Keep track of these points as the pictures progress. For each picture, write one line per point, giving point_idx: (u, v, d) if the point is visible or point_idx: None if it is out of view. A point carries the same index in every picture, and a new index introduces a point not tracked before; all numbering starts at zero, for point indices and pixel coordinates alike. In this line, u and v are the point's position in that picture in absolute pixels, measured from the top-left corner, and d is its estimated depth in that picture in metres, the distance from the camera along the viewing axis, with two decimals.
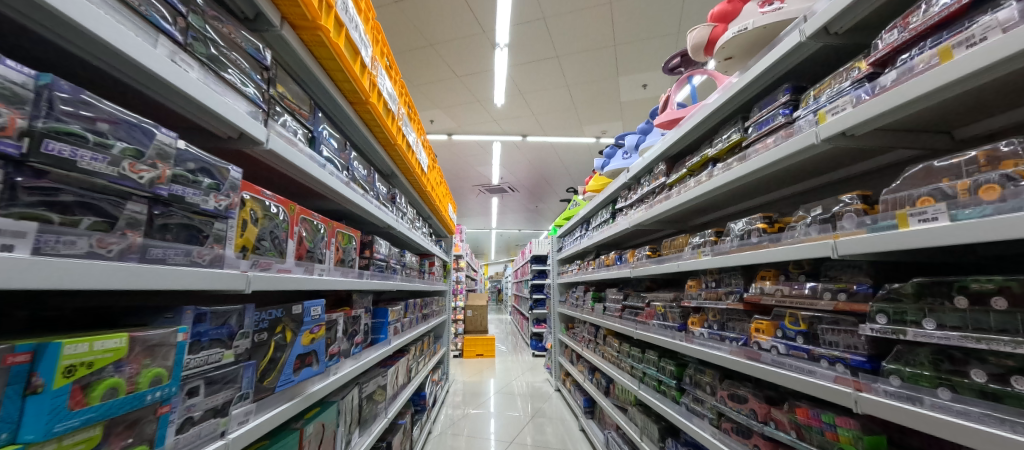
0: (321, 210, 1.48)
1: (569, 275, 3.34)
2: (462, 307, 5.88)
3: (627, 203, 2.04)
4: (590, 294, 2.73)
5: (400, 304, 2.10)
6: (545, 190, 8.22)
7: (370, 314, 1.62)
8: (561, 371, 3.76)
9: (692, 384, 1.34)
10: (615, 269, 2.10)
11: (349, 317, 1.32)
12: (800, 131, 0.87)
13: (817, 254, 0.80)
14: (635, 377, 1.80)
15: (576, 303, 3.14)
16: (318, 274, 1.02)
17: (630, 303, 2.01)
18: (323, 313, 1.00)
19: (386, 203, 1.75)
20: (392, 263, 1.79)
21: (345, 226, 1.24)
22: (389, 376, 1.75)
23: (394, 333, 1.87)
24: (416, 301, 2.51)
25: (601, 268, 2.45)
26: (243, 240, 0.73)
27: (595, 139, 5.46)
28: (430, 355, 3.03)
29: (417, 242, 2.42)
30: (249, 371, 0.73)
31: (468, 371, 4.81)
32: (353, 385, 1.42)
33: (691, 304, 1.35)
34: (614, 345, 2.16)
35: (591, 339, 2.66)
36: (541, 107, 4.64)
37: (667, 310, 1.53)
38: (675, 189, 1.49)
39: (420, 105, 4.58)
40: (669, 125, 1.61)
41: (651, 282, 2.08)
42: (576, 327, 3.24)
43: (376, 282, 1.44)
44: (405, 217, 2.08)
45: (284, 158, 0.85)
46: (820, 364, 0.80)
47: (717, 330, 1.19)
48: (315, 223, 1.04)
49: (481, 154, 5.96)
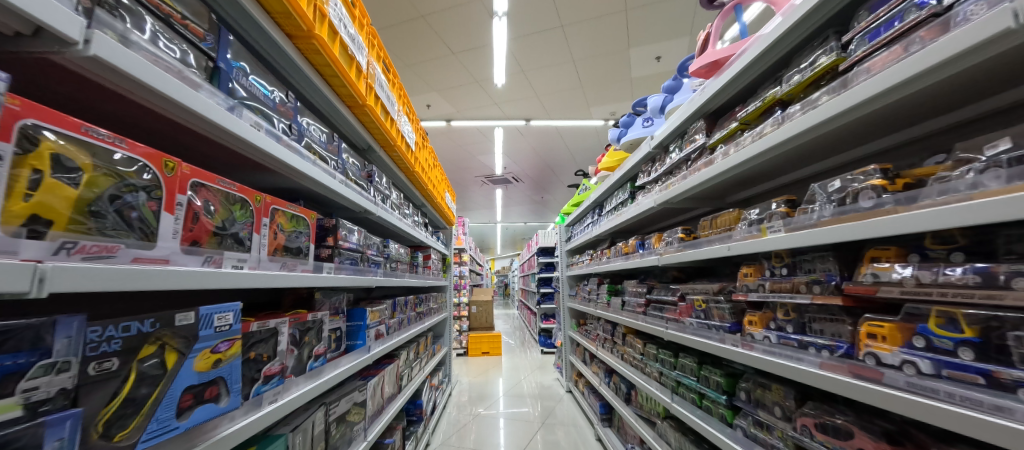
0: (272, 188, 1.18)
1: (580, 268, 3.01)
2: (466, 303, 5.60)
3: (651, 179, 1.70)
4: (605, 287, 2.42)
5: (386, 303, 1.81)
6: (551, 180, 7.87)
7: (341, 317, 1.33)
8: (573, 371, 3.46)
9: (753, 403, 1.02)
10: (636, 257, 1.77)
11: (302, 323, 1.02)
12: (972, 19, 0.54)
13: (1005, 214, 0.47)
14: (665, 386, 1.49)
15: (589, 298, 2.83)
16: (232, 267, 0.71)
17: (656, 297, 1.68)
18: (240, 323, 0.70)
19: (360, 182, 1.44)
20: (370, 254, 1.49)
21: (291, 204, 0.94)
22: (369, 390, 1.46)
23: (377, 338, 1.59)
24: (407, 299, 2.22)
25: (618, 257, 2.12)
26: (32, 206, 0.41)
27: (604, 122, 5.10)
28: (428, 357, 2.74)
29: (406, 231, 2.11)
30: (65, 428, 0.43)
31: (473, 370, 4.54)
32: (316, 407, 1.13)
33: (748, 298, 1.02)
34: (637, 347, 1.84)
35: (608, 338, 2.35)
36: (545, 86, 4.30)
37: (710, 306, 1.20)
38: (722, 150, 1.15)
39: (415, 88, 4.26)
40: (709, 73, 1.27)
41: (680, 272, 1.75)
42: (589, 324, 2.94)
43: (341, 277, 1.14)
44: (389, 202, 1.77)
45: (145, 83, 0.53)
46: (1017, 398, 0.48)
47: (795, 334, 0.87)
48: (227, 195, 0.73)
49: (482, 141, 5.63)
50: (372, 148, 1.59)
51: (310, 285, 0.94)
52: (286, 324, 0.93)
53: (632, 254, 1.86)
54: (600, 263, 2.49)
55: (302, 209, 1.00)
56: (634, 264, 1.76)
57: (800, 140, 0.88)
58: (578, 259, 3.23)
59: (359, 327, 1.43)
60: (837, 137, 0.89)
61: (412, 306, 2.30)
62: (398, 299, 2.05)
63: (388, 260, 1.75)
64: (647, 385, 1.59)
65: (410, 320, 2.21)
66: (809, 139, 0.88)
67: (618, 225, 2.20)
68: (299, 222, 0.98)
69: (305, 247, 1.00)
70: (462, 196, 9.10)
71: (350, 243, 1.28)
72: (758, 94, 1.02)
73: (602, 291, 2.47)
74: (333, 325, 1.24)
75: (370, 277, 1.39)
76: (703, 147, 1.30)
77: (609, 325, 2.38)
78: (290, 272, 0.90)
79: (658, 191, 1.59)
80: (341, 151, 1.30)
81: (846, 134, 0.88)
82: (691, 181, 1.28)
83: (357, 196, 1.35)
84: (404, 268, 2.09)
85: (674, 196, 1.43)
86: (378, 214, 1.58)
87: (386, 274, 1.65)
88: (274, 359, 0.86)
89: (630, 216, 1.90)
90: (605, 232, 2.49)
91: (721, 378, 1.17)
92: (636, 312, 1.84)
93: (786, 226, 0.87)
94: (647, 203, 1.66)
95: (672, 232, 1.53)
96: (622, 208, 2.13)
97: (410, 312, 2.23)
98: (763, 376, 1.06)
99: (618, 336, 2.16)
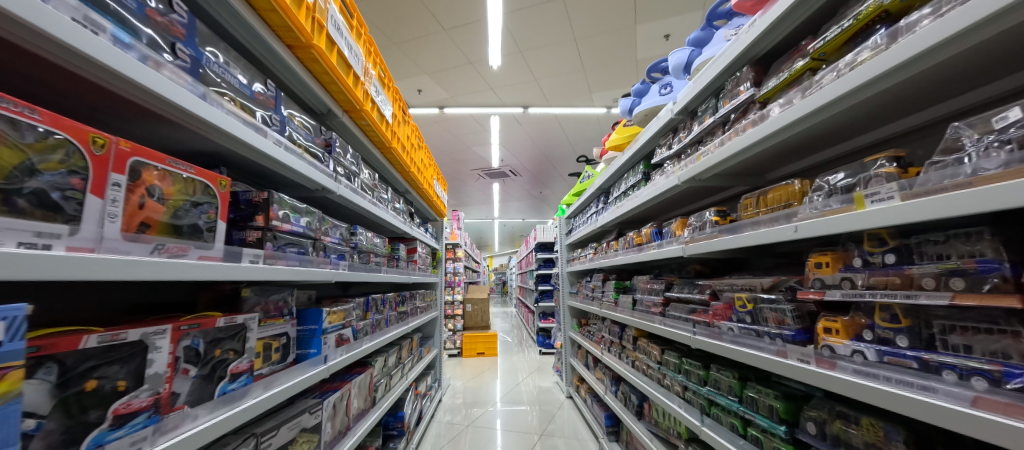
0: (185, 152, 0.89)
1: (582, 263, 2.73)
2: (461, 301, 5.32)
3: (671, 152, 1.41)
4: (612, 284, 2.14)
5: (355, 302, 1.52)
6: (550, 173, 7.58)
7: (286, 320, 1.04)
8: (574, 375, 3.19)
9: (832, 441, 0.74)
10: (653, 248, 1.48)
11: (207, 331, 0.73)
12: None
13: None
14: (690, 404, 1.21)
15: (593, 296, 2.54)
16: (20, 246, 0.42)
17: (676, 295, 1.40)
18: (21, 341, 0.41)
19: (310, 150, 1.13)
20: (329, 242, 1.21)
21: (174, 160, 0.64)
22: (328, 409, 1.17)
23: (342, 344, 1.30)
24: (386, 296, 1.93)
25: (628, 249, 1.84)
26: None
27: (606, 109, 4.82)
28: (414, 362, 2.46)
29: (383, 219, 1.81)
30: None
31: (467, 373, 4.26)
32: (242, 441, 0.85)
33: (826, 298, 0.74)
34: (653, 354, 1.56)
35: (615, 342, 2.07)
36: (544, 69, 4.01)
37: (761, 308, 0.92)
38: (782, 100, 0.86)
39: (404, 71, 3.95)
40: (755, 7, 0.99)
41: (702, 266, 1.48)
42: (592, 324, 2.66)
43: (274, 269, 0.86)
44: (358, 182, 1.47)
45: None
46: None
47: (920, 351, 0.59)
48: (19, 125, 0.43)
49: (478, 131, 5.34)
50: (332, 113, 1.29)
51: (209, 279, 0.66)
52: (168, 336, 0.64)
53: (647, 245, 1.57)
54: (605, 257, 2.20)
55: (198, 170, 0.69)
56: (649, 258, 1.48)
57: (934, 57, 0.58)
58: (580, 254, 2.95)
59: (312, 332, 1.14)
60: (987, 48, 0.60)
61: (392, 304, 2.01)
62: (373, 297, 1.76)
63: (356, 251, 1.46)
64: (667, 402, 1.31)
65: (390, 321, 1.93)
66: (949, 55, 0.58)
67: (629, 213, 1.91)
68: (196, 190, 0.69)
69: (208, 225, 0.70)
70: (459, 191, 8.79)
71: (294, 225, 0.99)
72: (844, 13, 0.73)
73: (609, 288, 2.19)
74: (269, 330, 0.96)
75: (325, 270, 1.10)
76: (750, 102, 1.00)
77: (616, 326, 2.10)
78: (172, 259, 0.61)
79: (683, 165, 1.29)
80: (277, 105, 1.00)
81: (1003, 42, 0.59)
82: (736, 144, 0.98)
83: (303, 165, 1.05)
84: (381, 261, 1.80)
85: (709, 167, 1.13)
86: (339, 193, 1.28)
87: (353, 267, 1.36)
88: (135, 391, 0.58)
89: (645, 200, 1.60)
90: (613, 221, 2.19)
91: (776, 402, 0.89)
92: (651, 313, 1.56)
93: (904, 191, 0.58)
94: (670, 180, 1.35)
95: (700, 216, 1.25)
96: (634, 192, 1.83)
97: (390, 311, 1.95)
98: (842, 403, 0.78)
99: (628, 339, 1.88)
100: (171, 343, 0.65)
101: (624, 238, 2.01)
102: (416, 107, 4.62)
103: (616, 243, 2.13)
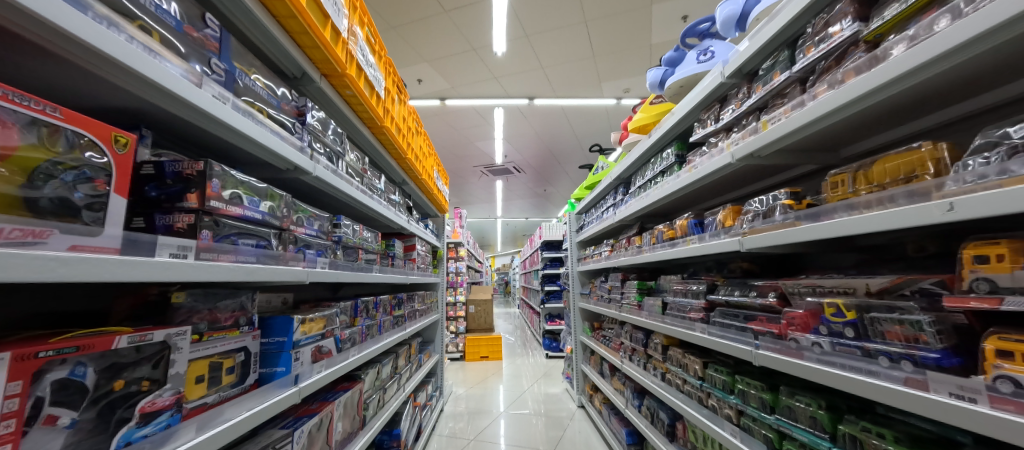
0: (99, 109, 0.66)
1: (596, 261, 2.49)
2: (463, 302, 5.08)
3: (716, 127, 1.17)
4: (634, 284, 1.90)
5: (340, 306, 1.29)
6: (554, 170, 7.33)
7: (242, 332, 0.82)
8: (585, 383, 2.95)
9: None
10: (694, 242, 1.24)
11: (97, 356, 0.50)
12: None
13: None
14: (750, 435, 0.98)
15: (609, 297, 2.30)
16: None
17: (723, 298, 1.17)
18: None
19: (275, 116, 0.90)
20: (302, 234, 0.98)
21: (12, 91, 0.41)
22: (300, 442, 0.95)
23: (323, 359, 1.07)
24: (378, 297, 1.70)
25: (656, 245, 1.60)
26: None
27: (615, 101, 4.58)
28: (412, 371, 2.23)
29: (374, 211, 1.57)
30: None
31: (471, 378, 4.03)
32: None
33: (1006, 308, 0.51)
34: (690, 367, 1.32)
35: (638, 349, 1.83)
36: (552, 56, 3.77)
37: (874, 319, 0.68)
38: (920, 28, 0.61)
39: (403, 58, 3.72)
40: None
41: (751, 264, 1.26)
42: (608, 329, 2.43)
43: (216, 267, 0.64)
44: (342, 164, 1.24)
45: None
46: None
47: None
48: None
49: (481, 124, 5.10)
50: (308, 77, 1.05)
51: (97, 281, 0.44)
52: (8, 371, 0.40)
53: (683, 238, 1.33)
54: (625, 255, 1.95)
55: (67, 114, 0.46)
56: (689, 253, 1.24)
57: None
58: (593, 252, 2.70)
59: (279, 346, 0.91)
60: None
61: (385, 306, 1.78)
62: (364, 300, 1.53)
63: (339, 246, 1.22)
64: (715, 428, 1.07)
65: (383, 326, 1.69)
66: None
67: (657, 203, 1.67)
68: (65, 150, 0.45)
69: (89, 200, 0.47)
70: (461, 189, 8.56)
71: (248, 209, 0.76)
72: None
73: (629, 289, 1.94)
74: (216, 346, 0.73)
75: (295, 269, 0.88)
76: (849, 44, 0.76)
77: (638, 332, 1.86)
78: (10, 249, 0.37)
79: (738, 138, 1.05)
80: (225, 51, 0.76)
81: None
82: (833, 99, 0.74)
83: (262, 133, 0.81)
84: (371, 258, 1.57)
85: (782, 135, 0.88)
86: (315, 175, 1.04)
87: (335, 266, 1.13)
88: None
89: (681, 185, 1.35)
90: (635, 214, 1.94)
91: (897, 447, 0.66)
92: (689, 319, 1.32)
93: None
94: (720, 158, 1.11)
95: (762, 201, 1.01)
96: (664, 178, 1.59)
97: (382, 315, 1.71)
98: None
99: (655, 347, 1.64)
100: (14, 383, 0.40)
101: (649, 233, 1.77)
102: (416, 99, 4.39)
103: (640, 239, 1.89)
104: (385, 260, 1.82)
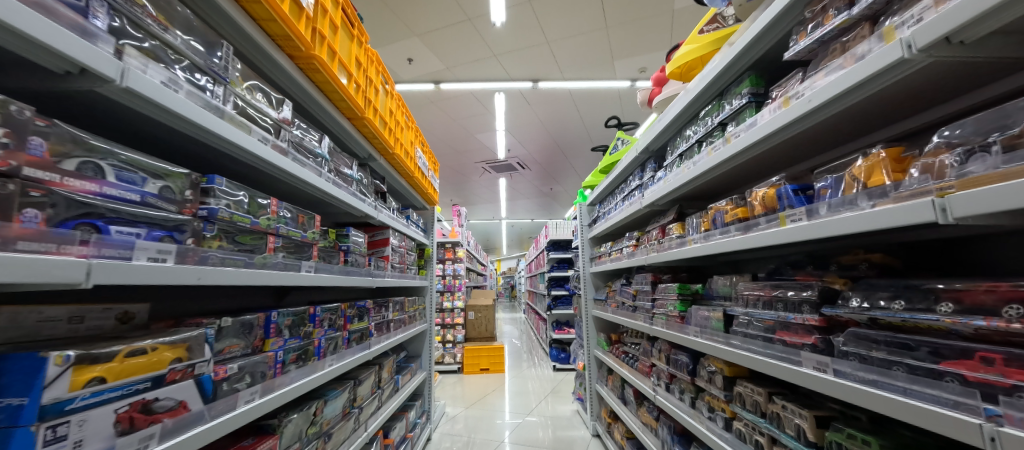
0: None
1: (615, 260, 1.99)
2: (461, 308, 4.59)
3: (851, 17, 0.68)
4: (672, 288, 1.40)
5: (220, 326, 0.83)
6: (560, 165, 6.84)
7: None
8: (601, 407, 2.43)
9: None
10: (794, 220, 0.76)
11: None
12: None
13: None
14: None
15: (634, 305, 1.80)
16: None
17: (869, 312, 0.68)
18: None
19: None
20: (92, 190, 0.53)
21: None
22: None
23: (169, 420, 0.61)
24: (318, 306, 1.23)
25: (712, 233, 1.10)
26: None
27: (629, 83, 4.12)
28: (384, 399, 1.74)
29: (309, 184, 1.10)
30: None
31: (468, 395, 3.53)
32: None
33: None
34: (784, 419, 0.83)
35: (678, 377, 1.32)
36: (558, 29, 3.31)
37: None
38: None
39: (390, 31, 3.27)
40: None
41: (885, 256, 0.78)
42: (631, 345, 1.92)
43: None
44: (223, 96, 0.78)
45: None
46: None
47: None
48: None
49: (480, 112, 4.64)
50: None
51: None
52: None
53: (771, 216, 0.85)
54: (658, 250, 1.46)
55: None
56: (791, 239, 0.76)
57: None
58: (609, 249, 2.20)
59: (8, 418, 0.44)
60: None
61: (332, 318, 1.32)
62: (283, 313, 1.07)
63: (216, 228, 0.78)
64: None
65: (325, 346, 1.22)
66: None
67: (712, 174, 1.18)
68: None
69: None
70: (462, 188, 8.13)
71: None
72: None
73: (666, 295, 1.46)
74: None
75: (34, 259, 0.42)
76: None
77: (675, 353, 1.37)
78: None
79: (912, 16, 0.56)
80: None
81: None
82: None
83: None
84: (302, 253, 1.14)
85: None
86: (137, 95, 0.58)
87: (196, 258, 0.67)
88: None
89: (766, 135, 0.86)
90: (674, 194, 1.45)
91: None
92: (784, 345, 0.83)
93: None
94: (865, 63, 0.62)
95: (977, 128, 0.53)
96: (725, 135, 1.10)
97: (324, 330, 1.24)
98: None
99: (708, 377, 1.14)
100: None
101: (694, 217, 1.29)
102: (408, 82, 3.95)
103: (681, 227, 1.40)
104: (335, 256, 1.38)
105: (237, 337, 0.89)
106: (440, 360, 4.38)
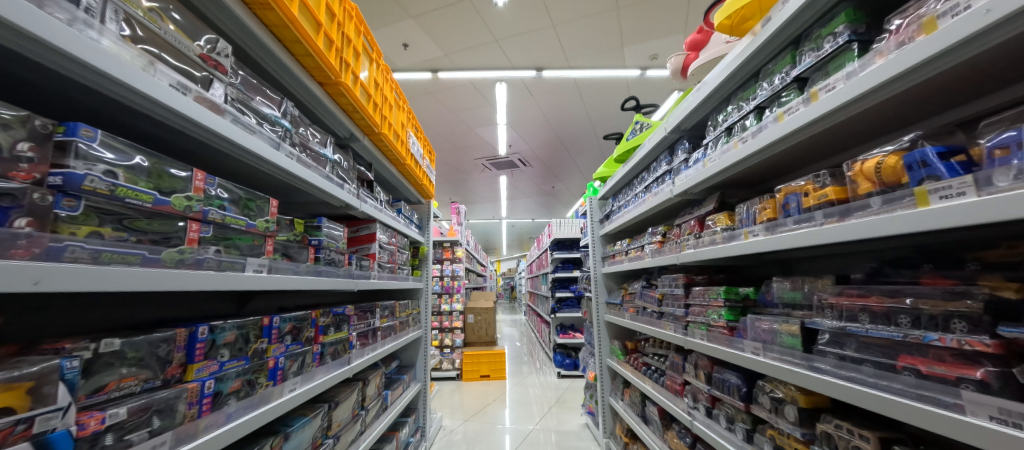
0: None
1: (635, 258, 1.75)
2: (461, 310, 4.33)
3: None
4: (714, 292, 1.17)
5: (109, 353, 0.63)
6: (564, 162, 6.59)
7: None
8: (616, 423, 2.19)
9: None
10: (945, 199, 0.55)
11: None
12: None
13: None
14: None
15: (659, 312, 1.55)
16: None
17: None
18: None
19: None
20: None
21: None
22: None
23: None
24: (276, 316, 1.04)
25: (781, 223, 0.87)
26: None
27: (639, 73, 3.89)
28: (370, 420, 1.50)
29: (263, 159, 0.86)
30: None
31: (467, 405, 3.29)
32: None
33: None
34: None
35: (723, 401, 1.08)
36: (566, 11, 3.07)
37: None
38: None
39: (384, 13, 3.02)
40: None
41: None
42: (653, 356, 1.68)
43: None
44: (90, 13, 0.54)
45: None
46: None
47: None
48: None
49: (480, 103, 4.40)
50: None
51: None
52: None
53: (906, 194, 0.62)
54: (695, 246, 1.22)
55: None
56: (962, 225, 0.52)
57: None
58: (626, 248, 1.96)
59: None
60: None
61: (297, 330, 1.12)
62: (216, 327, 0.87)
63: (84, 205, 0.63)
64: None
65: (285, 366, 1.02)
66: None
67: (774, 150, 0.93)
68: None
69: None
70: (461, 185, 7.87)
71: None
72: None
73: (704, 300, 1.22)
74: None
75: None
76: None
77: (717, 370, 1.13)
78: None
79: None
80: None
81: None
82: None
83: None
84: (251, 250, 1.04)
85: None
86: None
87: (39, 248, 0.51)
88: None
89: (889, 80, 0.61)
90: (715, 179, 1.21)
91: None
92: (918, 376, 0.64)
93: None
94: None
95: None
96: (799, 97, 0.86)
97: (283, 345, 1.05)
98: None
99: (773, 407, 0.90)
100: None
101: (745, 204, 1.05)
102: (404, 70, 3.70)
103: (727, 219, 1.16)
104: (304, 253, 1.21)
105: (142, 365, 0.69)
106: (438, 366, 4.13)
